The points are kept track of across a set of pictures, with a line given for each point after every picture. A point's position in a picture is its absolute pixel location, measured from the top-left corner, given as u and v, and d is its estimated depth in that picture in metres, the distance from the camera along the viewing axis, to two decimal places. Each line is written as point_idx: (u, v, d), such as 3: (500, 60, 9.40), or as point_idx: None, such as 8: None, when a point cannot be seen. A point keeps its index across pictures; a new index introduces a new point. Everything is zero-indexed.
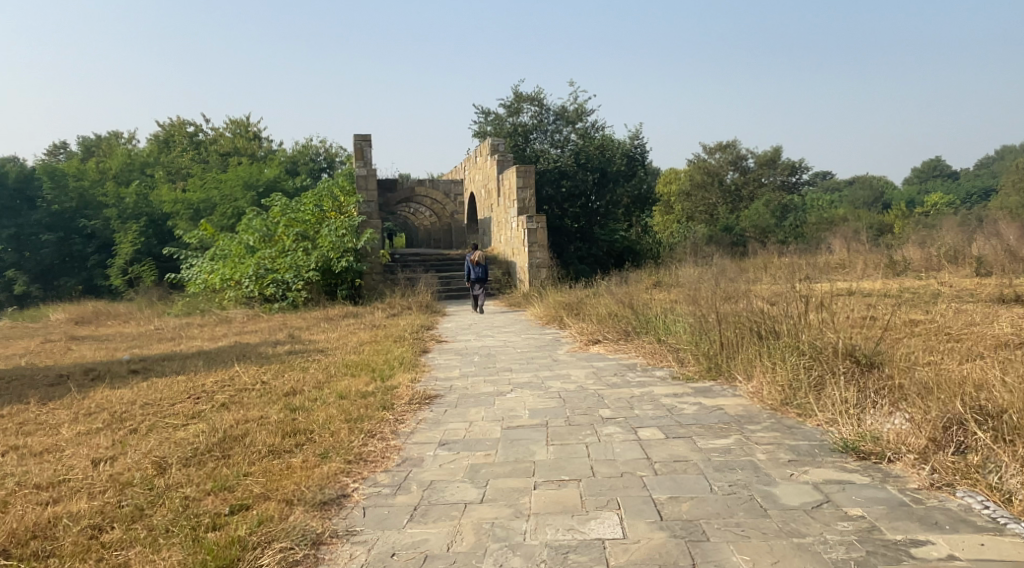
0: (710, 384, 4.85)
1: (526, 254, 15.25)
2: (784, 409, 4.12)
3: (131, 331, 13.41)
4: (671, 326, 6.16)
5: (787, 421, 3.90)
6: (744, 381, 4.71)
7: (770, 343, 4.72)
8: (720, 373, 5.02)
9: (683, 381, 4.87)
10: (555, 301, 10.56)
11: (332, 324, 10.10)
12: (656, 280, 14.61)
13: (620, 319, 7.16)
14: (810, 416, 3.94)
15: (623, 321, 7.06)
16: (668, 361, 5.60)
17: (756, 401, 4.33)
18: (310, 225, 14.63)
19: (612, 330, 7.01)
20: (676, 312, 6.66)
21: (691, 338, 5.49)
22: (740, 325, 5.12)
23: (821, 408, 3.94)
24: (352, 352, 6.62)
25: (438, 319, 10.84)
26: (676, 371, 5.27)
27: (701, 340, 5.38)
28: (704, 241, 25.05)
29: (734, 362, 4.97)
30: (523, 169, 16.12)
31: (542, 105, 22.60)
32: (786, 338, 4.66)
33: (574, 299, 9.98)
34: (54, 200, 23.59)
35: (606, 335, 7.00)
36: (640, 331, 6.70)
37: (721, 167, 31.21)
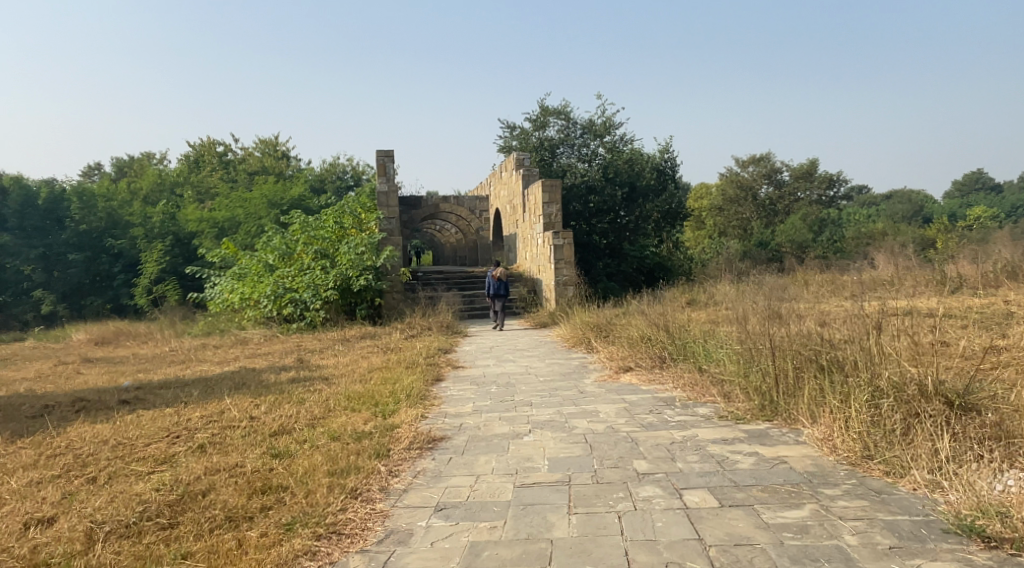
0: (766, 426, 4.15)
1: (552, 271, 14.63)
2: (866, 464, 3.42)
3: (146, 352, 13.03)
4: (713, 354, 5.46)
5: (875, 483, 3.20)
6: (809, 424, 4.01)
7: (839, 381, 4.03)
8: (776, 413, 4.31)
9: (735, 423, 4.16)
10: (582, 321, 9.90)
11: (347, 346, 9.58)
12: (689, 298, 13.88)
13: (654, 343, 6.48)
14: (903, 477, 3.23)
15: (658, 345, 6.38)
16: (711, 396, 4.89)
17: (827, 451, 3.62)
18: (329, 242, 14.18)
19: (646, 356, 6.33)
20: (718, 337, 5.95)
21: (738, 369, 4.79)
22: (798, 355, 4.42)
23: (917, 467, 3.24)
24: (359, 380, 6.04)
25: (459, 341, 10.25)
26: (722, 408, 4.57)
27: (750, 371, 4.67)
28: (739, 257, 24.17)
29: (793, 400, 4.27)
30: (549, 182, 15.55)
31: (569, 119, 22.03)
32: (857, 375, 3.96)
33: (603, 319, 9.31)
34: (82, 220, 23.65)
35: (638, 362, 6.29)
36: (678, 358, 6.02)
37: (755, 180, 30.29)
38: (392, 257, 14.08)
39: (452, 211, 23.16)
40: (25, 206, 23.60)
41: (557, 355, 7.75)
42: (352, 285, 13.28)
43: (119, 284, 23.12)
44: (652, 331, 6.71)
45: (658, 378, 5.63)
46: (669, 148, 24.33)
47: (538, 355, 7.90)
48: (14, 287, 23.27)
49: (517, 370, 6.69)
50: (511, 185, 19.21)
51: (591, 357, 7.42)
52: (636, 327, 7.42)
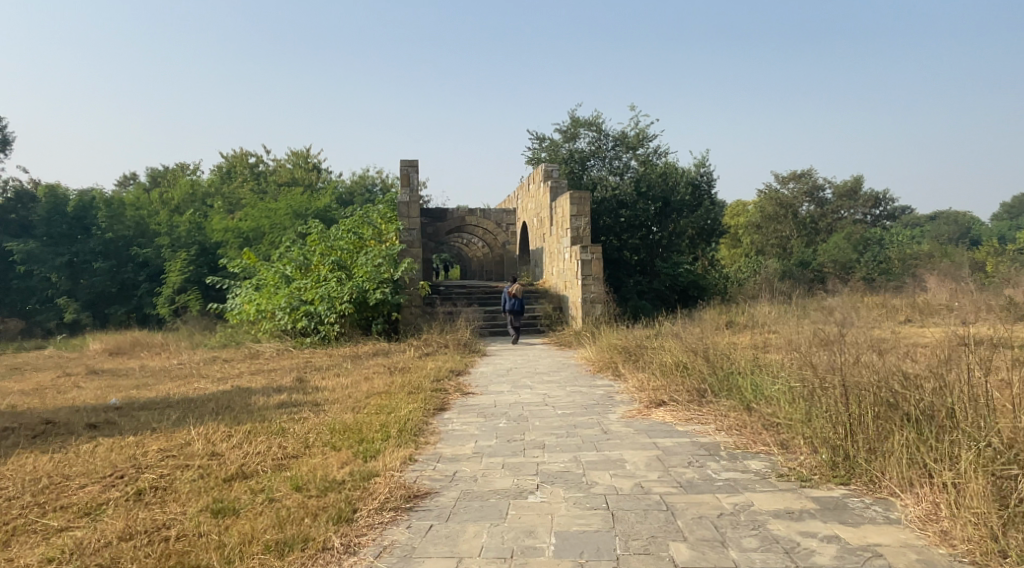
0: (840, 492, 3.30)
1: (579, 287, 13.86)
2: (995, 561, 2.58)
3: (155, 365, 12.53)
4: (765, 390, 4.65)
5: None
6: (901, 496, 3.16)
7: (942, 445, 3.21)
8: (853, 476, 3.46)
9: (804, 488, 3.33)
10: (609, 343, 9.11)
11: (355, 365, 8.91)
12: (726, 319, 12.99)
13: (691, 372, 5.68)
14: None
15: (696, 375, 5.57)
16: (765, 445, 4.04)
17: (938, 541, 2.77)
18: (348, 253, 13.61)
19: (681, 386, 5.52)
20: (768, 370, 5.08)
21: (799, 413, 3.97)
22: (879, 405, 3.60)
23: None
24: (352, 407, 5.32)
25: (477, 361, 9.53)
26: (780, 463, 3.72)
27: (816, 419, 3.83)
28: (777, 277, 23.08)
29: (876, 462, 3.42)
30: (578, 194, 14.83)
31: (600, 131, 21.33)
32: (965, 438, 3.14)
33: (632, 341, 8.51)
34: (109, 228, 23.53)
35: (674, 396, 5.40)
36: (719, 392, 5.21)
37: (794, 198, 29.16)
38: (411, 270, 13.44)
39: (478, 224, 22.56)
40: (54, 213, 23.58)
41: (579, 381, 6.98)
42: (369, 298, 12.66)
43: (143, 294, 22.87)
44: (688, 359, 5.92)
45: (698, 417, 4.83)
46: (705, 162, 23.47)
47: (558, 380, 7.13)
48: (39, 294, 23.17)
49: (533, 398, 5.93)
50: (538, 198, 18.53)
51: (618, 385, 6.62)
52: (668, 353, 6.63)
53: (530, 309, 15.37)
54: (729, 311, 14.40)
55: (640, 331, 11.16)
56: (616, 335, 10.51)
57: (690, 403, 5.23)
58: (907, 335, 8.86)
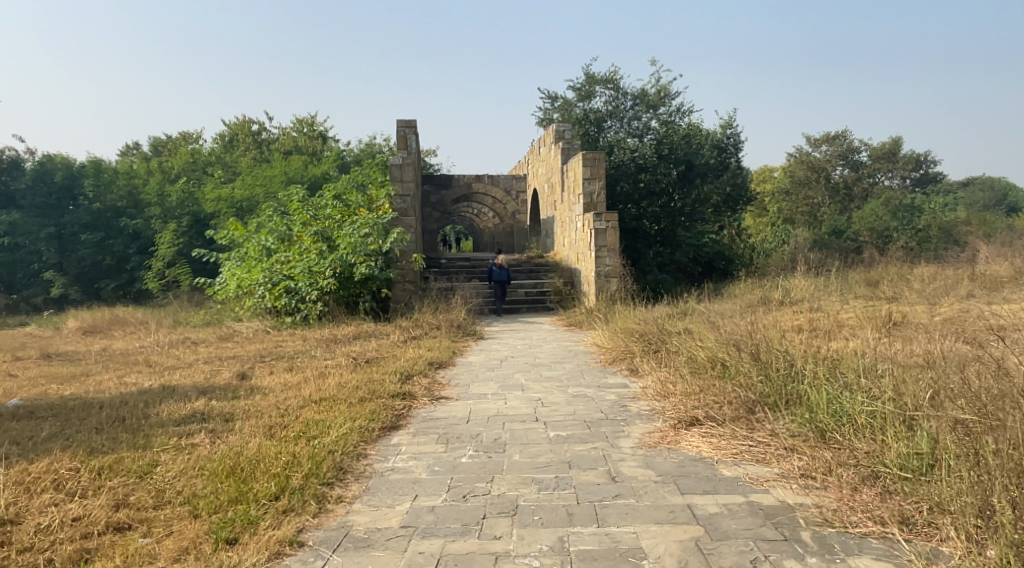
0: None
1: (592, 260, 12.39)
2: None
3: (118, 348, 11.25)
4: (861, 423, 3.22)
5: None
6: None
7: None
8: None
9: None
10: (626, 326, 7.66)
11: (324, 353, 7.55)
12: (759, 295, 11.48)
13: (735, 374, 4.24)
14: None
15: (741, 377, 4.13)
16: (874, 516, 2.70)
17: None
18: (334, 223, 12.16)
19: (721, 392, 4.09)
20: (849, 384, 3.65)
21: (941, 479, 2.64)
22: None
23: None
24: (265, 425, 3.88)
25: (470, 349, 8.12)
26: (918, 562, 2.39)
27: (972, 489, 2.49)
28: (809, 247, 21.39)
29: None
30: (591, 154, 13.26)
31: (618, 89, 19.61)
32: None
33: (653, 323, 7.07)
34: (97, 198, 22.23)
35: (711, 411, 3.94)
36: (778, 405, 3.79)
37: (827, 162, 27.17)
38: (404, 241, 11.97)
39: (486, 192, 21.05)
40: (40, 182, 22.35)
41: (586, 378, 5.54)
42: (355, 273, 11.21)
43: (134, 267, 21.65)
44: (729, 355, 4.46)
45: (752, 451, 3.45)
46: (733, 122, 21.67)
47: (559, 377, 5.69)
48: (26, 268, 22.02)
49: (523, 407, 4.51)
50: (549, 161, 16.94)
51: (635, 385, 5.19)
52: (701, 342, 5.17)
53: (538, 284, 13.90)
54: (760, 286, 12.88)
55: (664, 310, 9.68)
56: (632, 316, 9.08)
57: (737, 421, 3.81)
58: (988, 315, 7.28)
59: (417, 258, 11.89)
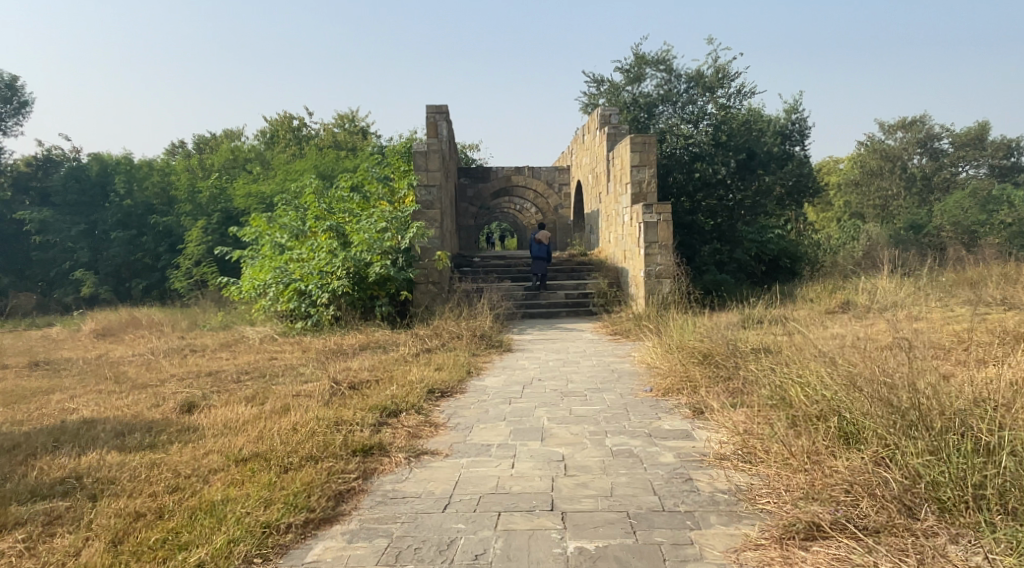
0: None
1: (641, 259, 10.86)
2: None
3: (113, 355, 10.13)
4: None
5: None
6: None
7: None
8: None
9: None
10: (688, 338, 6.12)
11: (316, 372, 6.23)
12: (839, 301, 9.80)
13: (880, 449, 2.91)
14: None
15: (894, 459, 2.80)
16: None
17: None
18: (351, 217, 10.89)
19: (866, 481, 2.75)
20: None
21: None
22: None
23: None
24: (129, 514, 2.59)
25: (491, 367, 6.68)
26: None
27: None
28: (884, 244, 19.37)
29: None
30: (641, 137, 11.68)
31: (671, 71, 17.92)
32: None
33: (723, 338, 5.54)
34: (127, 194, 21.33)
35: (850, 511, 2.64)
36: (978, 527, 2.46)
37: (902, 150, 25.22)
38: (426, 237, 10.62)
39: (527, 185, 19.63)
40: (74, 179, 21.69)
41: (630, 420, 4.08)
42: (369, 273, 9.91)
43: (164, 266, 20.71)
44: (869, 414, 3.08)
45: None
46: (798, 106, 19.76)
47: (594, 416, 4.21)
48: (58, 267, 21.36)
49: (536, 474, 3.09)
50: (594, 149, 15.41)
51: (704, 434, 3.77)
52: (810, 372, 3.74)
53: (580, 286, 12.41)
54: (837, 288, 11.16)
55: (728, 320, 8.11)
56: (696, 326, 7.52)
57: (901, 537, 2.50)
58: None
59: (441, 255, 10.48)
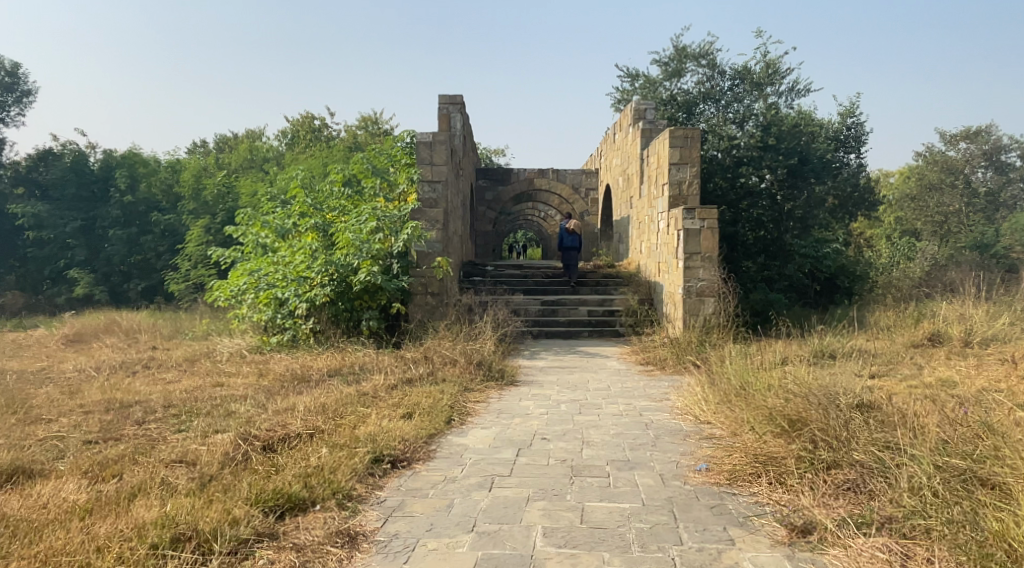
0: None
1: (679, 274, 9.21)
2: None
3: (59, 368, 8.66)
4: None
5: None
6: None
7: None
8: None
9: None
10: (758, 386, 4.44)
11: (250, 413, 4.68)
12: (923, 332, 8.10)
13: None
14: None
15: None
16: None
17: None
18: (340, 215, 9.33)
19: None
20: None
21: None
22: None
23: None
24: None
25: (482, 409, 5.05)
26: None
27: None
28: (946, 265, 17.59)
29: None
30: (682, 130, 9.97)
31: (714, 67, 16.35)
32: None
33: (814, 391, 3.84)
34: (127, 190, 19.92)
35: None
36: None
37: (964, 162, 23.95)
38: (424, 239, 8.95)
39: (551, 189, 18.09)
40: (75, 174, 20.43)
41: (680, 551, 2.44)
42: (354, 282, 8.32)
43: (163, 267, 19.36)
44: None
45: None
46: (855, 111, 18.08)
47: (618, 532, 2.58)
48: (53, 265, 20.09)
49: None
50: (626, 149, 13.74)
51: None
52: None
53: (605, 302, 10.73)
54: (913, 314, 9.45)
55: (793, 358, 6.45)
56: (762, 364, 5.84)
57: None
58: None
59: (441, 261, 8.77)
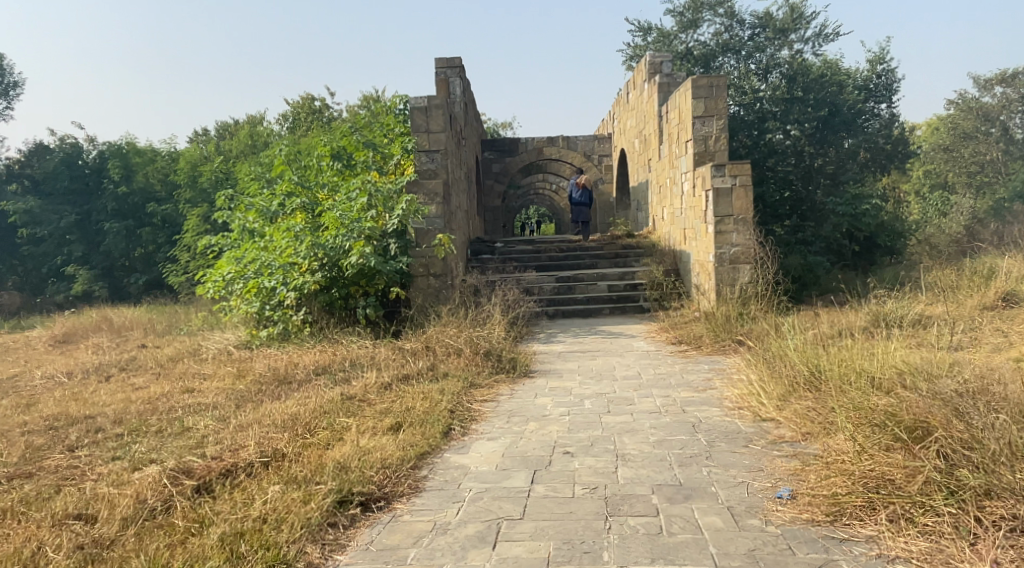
0: None
1: (709, 240, 8.27)
2: None
3: (32, 374, 7.89)
4: None
5: None
6: None
7: None
8: None
9: None
10: (838, 383, 3.58)
11: (208, 430, 3.84)
12: (991, 293, 7.14)
13: None
14: None
15: None
16: None
17: None
18: (328, 192, 8.39)
19: None
20: None
21: None
22: None
23: None
24: None
25: (490, 412, 4.17)
26: None
27: None
28: (990, 217, 16.52)
29: None
30: (706, 79, 8.93)
31: (733, 16, 15.58)
32: None
33: (930, 384, 3.00)
34: (121, 182, 19.11)
35: None
36: None
37: (1000, 108, 22.52)
38: (422, 214, 8.04)
39: (562, 157, 17.09)
40: (67, 167, 19.64)
41: None
42: (346, 265, 7.42)
43: (163, 259, 18.61)
44: None
45: None
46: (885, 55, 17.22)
47: None
48: (51, 262, 19.38)
49: None
50: (642, 108, 12.70)
51: None
52: None
53: (626, 275, 9.80)
54: (973, 272, 8.45)
55: (854, 335, 5.51)
56: (827, 344, 4.85)
57: None
58: None
59: (442, 239, 7.86)
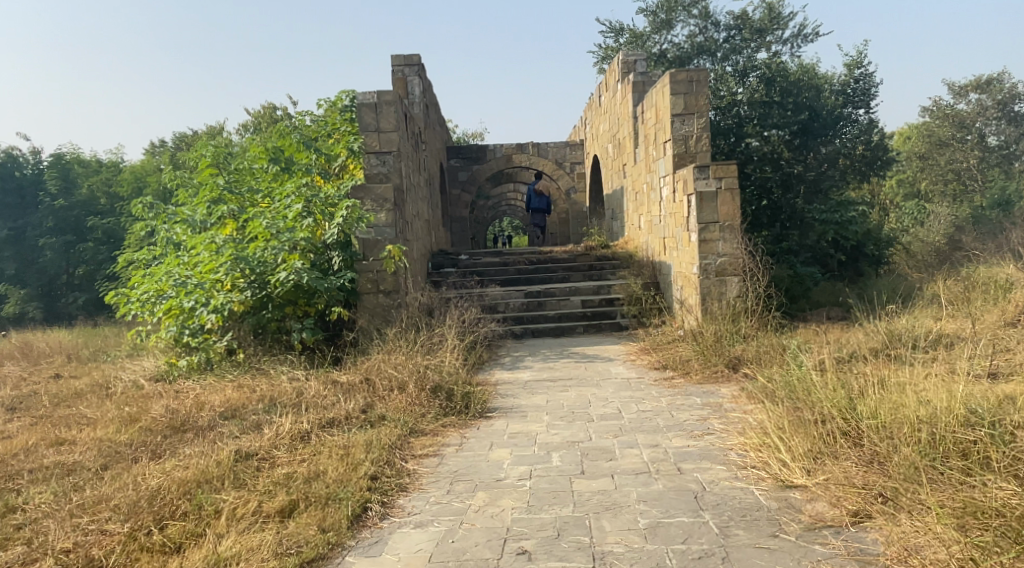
0: None
1: (692, 250, 7.38)
2: None
3: None
4: None
5: None
6: None
7: None
8: None
9: None
10: (888, 436, 2.75)
11: (34, 516, 2.81)
12: (1010, 307, 6.32)
13: None
14: None
15: None
16: None
17: None
18: (262, 199, 7.30)
19: None
20: None
21: None
22: None
23: None
24: None
25: (428, 477, 3.17)
26: None
27: None
28: (973, 226, 15.94)
29: None
30: (685, 72, 8.07)
31: (708, 16, 14.85)
32: None
33: None
34: (58, 194, 17.80)
35: None
36: None
37: (975, 115, 22.21)
38: (368, 222, 7.01)
39: (531, 165, 16.19)
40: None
41: None
42: (277, 282, 6.36)
43: (104, 277, 17.29)
44: None
45: None
46: (862, 59, 16.74)
47: None
48: None
49: None
50: (615, 111, 11.85)
51: None
52: None
53: (601, 289, 8.87)
54: (981, 284, 7.66)
55: (873, 363, 4.62)
56: (851, 377, 3.93)
57: None
58: None
59: (391, 250, 6.86)
